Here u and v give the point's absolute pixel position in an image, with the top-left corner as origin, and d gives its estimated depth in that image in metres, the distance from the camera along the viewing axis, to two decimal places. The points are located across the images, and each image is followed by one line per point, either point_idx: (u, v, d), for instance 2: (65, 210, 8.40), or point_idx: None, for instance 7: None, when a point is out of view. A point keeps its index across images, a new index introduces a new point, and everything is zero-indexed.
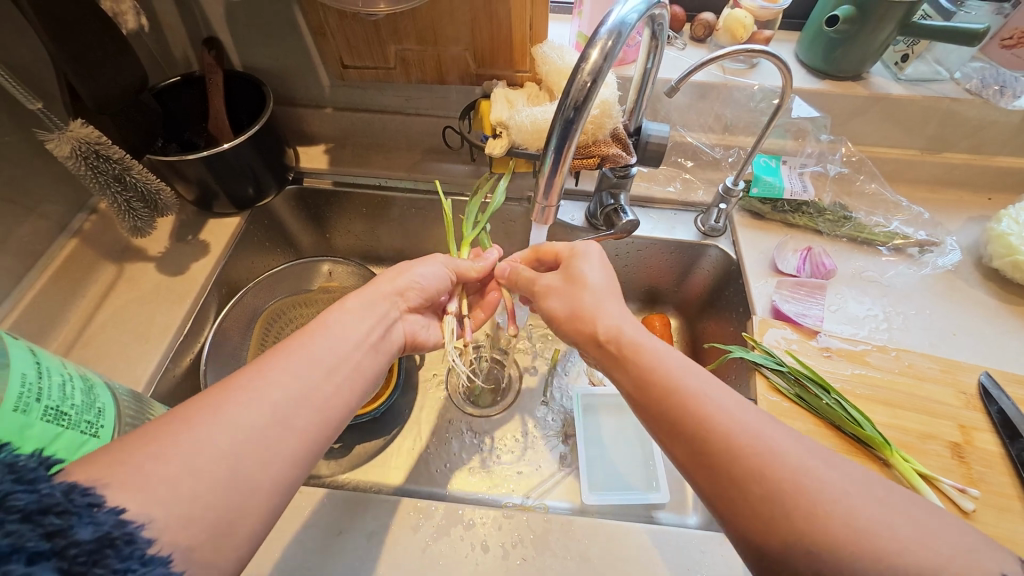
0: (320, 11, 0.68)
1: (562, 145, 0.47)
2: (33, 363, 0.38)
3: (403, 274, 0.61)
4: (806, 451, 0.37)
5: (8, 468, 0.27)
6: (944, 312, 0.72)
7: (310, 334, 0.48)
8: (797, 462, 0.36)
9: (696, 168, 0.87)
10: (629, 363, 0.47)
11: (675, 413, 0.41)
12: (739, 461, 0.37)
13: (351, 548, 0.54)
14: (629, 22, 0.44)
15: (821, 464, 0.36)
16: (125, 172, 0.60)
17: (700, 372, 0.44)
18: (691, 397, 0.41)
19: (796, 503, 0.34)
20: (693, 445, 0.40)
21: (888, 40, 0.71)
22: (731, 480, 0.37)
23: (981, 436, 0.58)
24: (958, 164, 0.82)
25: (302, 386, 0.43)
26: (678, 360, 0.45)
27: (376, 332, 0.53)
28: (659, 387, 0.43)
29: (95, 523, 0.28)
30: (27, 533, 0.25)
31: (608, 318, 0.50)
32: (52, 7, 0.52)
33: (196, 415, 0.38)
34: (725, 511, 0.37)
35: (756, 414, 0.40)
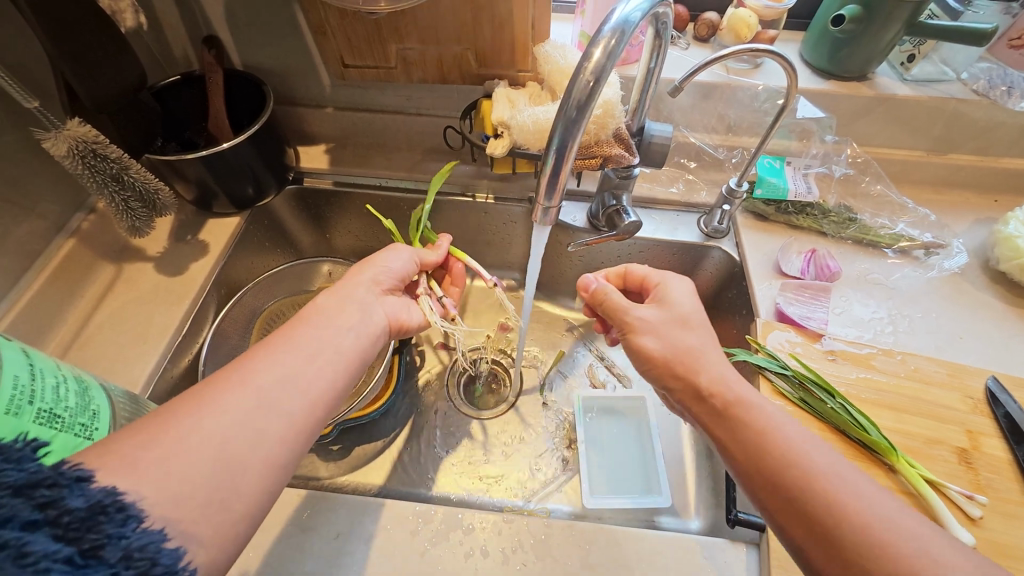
0: (320, 10, 0.68)
1: (565, 146, 0.46)
2: (27, 365, 0.38)
3: (376, 269, 0.59)
4: (935, 540, 0.37)
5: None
6: (950, 315, 0.71)
7: (294, 330, 0.47)
8: (931, 556, 0.36)
9: (699, 169, 0.86)
10: (739, 425, 0.45)
11: (795, 489, 0.41)
12: (869, 546, 0.37)
13: (349, 551, 0.54)
14: (633, 21, 0.43)
15: (953, 553, 0.37)
16: (123, 172, 0.60)
17: (818, 443, 0.43)
18: (816, 475, 0.41)
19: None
20: (817, 523, 0.39)
21: (894, 40, 0.70)
22: (859, 568, 0.37)
23: (989, 441, 0.58)
24: (964, 166, 0.81)
25: (289, 376, 0.43)
26: (796, 427, 0.44)
27: (352, 317, 0.51)
28: (777, 458, 0.42)
29: (84, 494, 0.29)
30: (18, 504, 0.26)
31: (713, 374, 0.49)
32: (49, 5, 0.51)
33: (191, 418, 0.37)
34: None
35: (883, 495, 0.40)
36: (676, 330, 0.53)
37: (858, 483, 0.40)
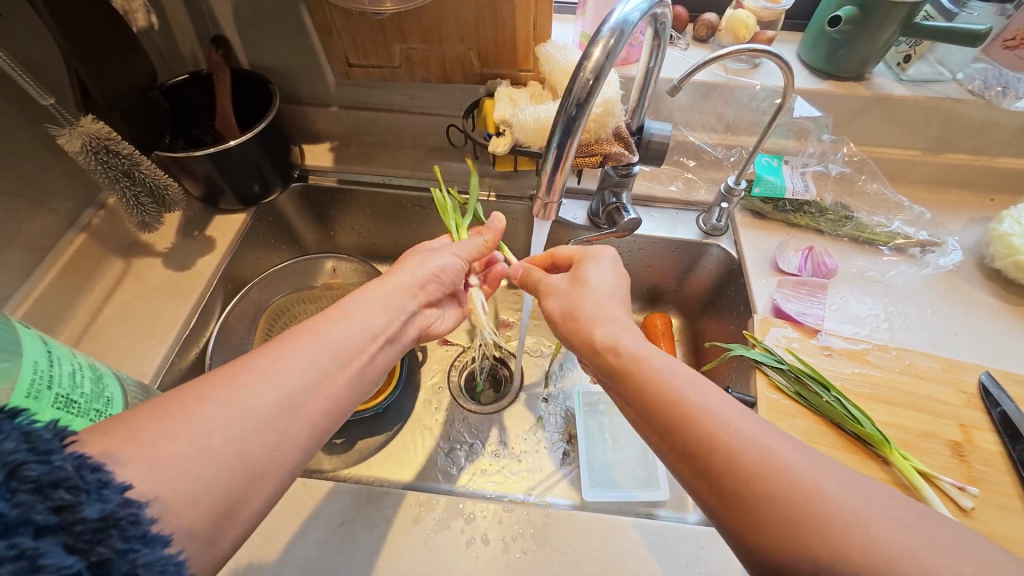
0: (326, 10, 0.69)
1: (564, 143, 0.48)
2: (45, 352, 0.39)
3: (417, 265, 0.59)
4: (814, 464, 0.36)
5: (24, 437, 0.26)
6: (945, 312, 0.72)
7: (325, 321, 0.47)
8: (805, 478, 0.35)
9: (698, 167, 0.88)
10: (625, 372, 0.46)
11: (673, 423, 0.41)
12: (746, 472, 0.36)
13: (353, 539, 0.55)
14: (632, 21, 0.44)
15: (828, 476, 0.35)
16: (133, 168, 0.61)
17: (697, 380, 0.43)
18: (689, 407, 0.41)
19: (805, 518, 0.34)
20: (694, 454, 0.39)
21: (890, 41, 0.71)
22: (734, 492, 0.37)
23: (981, 435, 0.58)
24: (960, 165, 0.82)
25: (311, 376, 0.42)
26: (678, 367, 0.45)
27: (396, 325, 0.52)
28: (657, 397, 0.43)
29: (103, 500, 0.27)
30: (36, 505, 0.25)
31: (608, 327, 0.50)
32: (66, 6, 0.53)
33: (185, 388, 0.37)
34: (727, 520, 0.37)
35: (762, 424, 0.39)
36: (579, 291, 0.55)
37: (737, 413, 0.40)
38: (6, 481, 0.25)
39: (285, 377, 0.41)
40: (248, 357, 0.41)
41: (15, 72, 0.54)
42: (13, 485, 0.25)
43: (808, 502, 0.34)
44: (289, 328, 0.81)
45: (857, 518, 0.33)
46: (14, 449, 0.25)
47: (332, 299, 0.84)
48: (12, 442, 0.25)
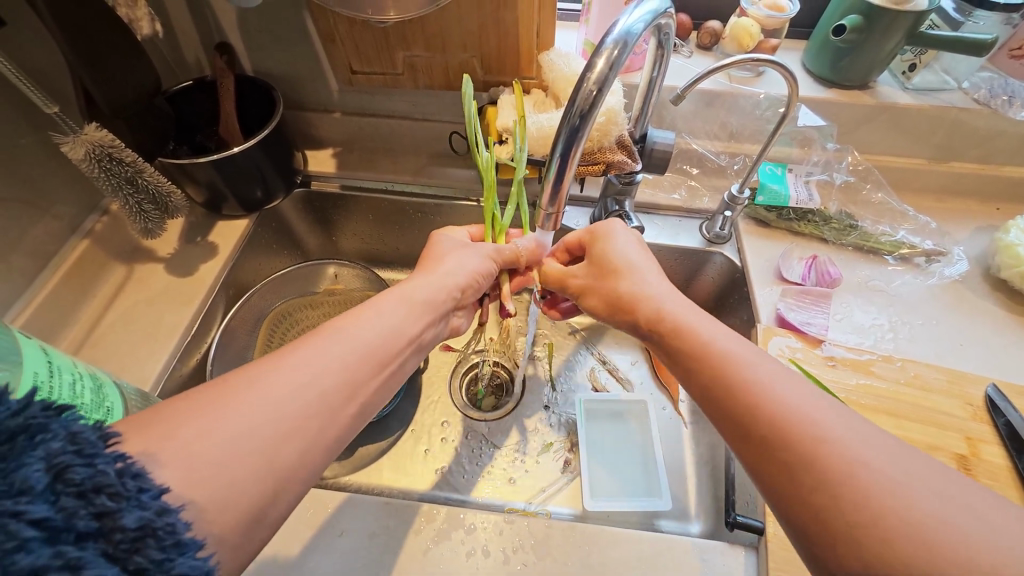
0: (330, 18, 0.69)
1: (568, 153, 0.47)
2: (45, 361, 0.39)
3: (450, 265, 0.59)
4: (860, 435, 0.36)
5: (71, 438, 0.26)
6: (951, 323, 0.71)
7: (361, 318, 0.47)
8: (853, 447, 0.35)
9: (701, 175, 0.87)
10: (675, 345, 0.48)
11: (722, 392, 0.43)
12: (790, 438, 0.37)
13: (354, 549, 0.55)
14: (636, 32, 0.44)
15: (871, 448, 0.35)
16: (137, 175, 0.61)
17: (749, 354, 0.44)
18: (740, 376, 0.42)
19: (848, 484, 0.34)
20: (740, 420, 0.41)
21: (895, 50, 0.71)
22: (776, 454, 0.38)
23: (988, 448, 0.58)
24: (966, 174, 0.82)
25: (343, 374, 0.42)
26: (733, 343, 0.45)
27: (428, 331, 0.52)
28: (706, 369, 0.44)
29: (142, 507, 0.27)
30: (79, 510, 0.25)
31: (656, 301, 0.52)
32: (68, 13, 0.53)
33: (213, 384, 0.37)
34: (771, 484, 0.38)
35: (815, 396, 0.39)
36: (619, 274, 0.56)
37: (788, 385, 0.40)
38: (52, 485, 0.25)
39: (319, 370, 0.41)
40: (286, 352, 0.41)
41: (19, 79, 0.53)
42: (58, 489, 0.25)
43: (853, 470, 0.34)
44: (289, 336, 0.80)
45: (899, 488, 0.33)
46: (62, 451, 0.26)
47: (334, 306, 0.84)
48: (59, 443, 0.26)
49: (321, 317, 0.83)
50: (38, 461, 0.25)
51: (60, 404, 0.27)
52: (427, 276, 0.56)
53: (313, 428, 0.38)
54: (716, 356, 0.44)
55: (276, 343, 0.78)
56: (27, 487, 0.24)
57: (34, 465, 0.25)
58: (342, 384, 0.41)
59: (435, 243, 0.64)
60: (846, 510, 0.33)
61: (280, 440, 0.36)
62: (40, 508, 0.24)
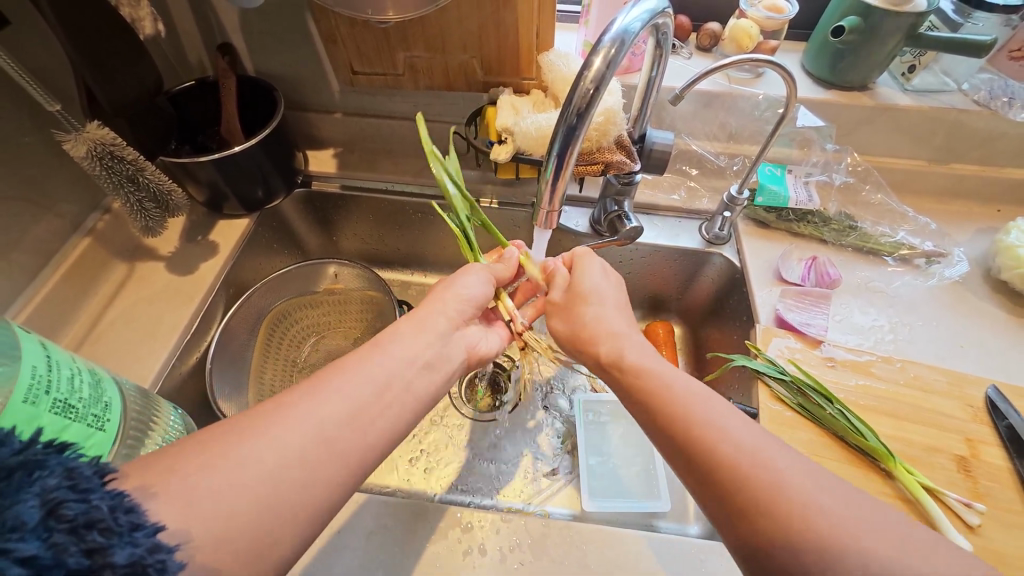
0: (331, 19, 0.70)
1: (564, 152, 0.48)
2: (44, 356, 0.39)
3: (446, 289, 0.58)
4: (805, 476, 0.38)
5: (67, 474, 0.27)
6: (951, 323, 0.71)
7: (362, 353, 0.47)
8: (802, 489, 0.37)
9: (700, 176, 0.87)
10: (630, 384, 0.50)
11: (677, 431, 0.44)
12: (743, 481, 0.39)
13: (348, 547, 0.55)
14: (633, 30, 0.44)
15: (821, 486, 0.38)
16: (138, 173, 0.62)
17: (704, 392, 0.46)
18: (694, 416, 0.43)
19: (802, 529, 0.35)
20: (693, 460, 0.42)
21: (894, 51, 0.71)
22: (732, 494, 0.39)
23: (989, 450, 0.57)
24: (966, 175, 0.82)
25: (349, 403, 0.42)
26: (687, 383, 0.47)
27: (431, 349, 0.51)
28: (662, 407, 0.45)
29: (134, 543, 0.27)
30: (69, 546, 0.25)
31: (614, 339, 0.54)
32: (72, 12, 0.53)
33: (223, 424, 0.38)
34: (727, 523, 0.39)
35: (763, 438, 0.41)
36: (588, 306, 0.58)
37: (739, 426, 0.42)
38: (44, 520, 0.25)
39: None
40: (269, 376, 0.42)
41: (24, 80, 0.54)
42: (50, 525, 0.25)
43: (803, 508, 0.36)
44: (290, 334, 0.83)
45: (846, 531, 0.35)
46: (56, 486, 0.26)
47: (333, 306, 0.86)
48: (55, 479, 0.27)
49: (320, 318, 0.86)
50: (33, 497, 0.25)
51: (60, 443, 0.29)
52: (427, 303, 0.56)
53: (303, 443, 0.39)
54: (672, 395, 0.46)
55: (277, 343, 0.80)
56: (21, 523, 0.24)
57: (28, 501, 0.25)
58: (347, 412, 0.42)
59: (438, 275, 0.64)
60: (800, 554, 0.35)
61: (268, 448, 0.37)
62: (30, 545, 0.24)
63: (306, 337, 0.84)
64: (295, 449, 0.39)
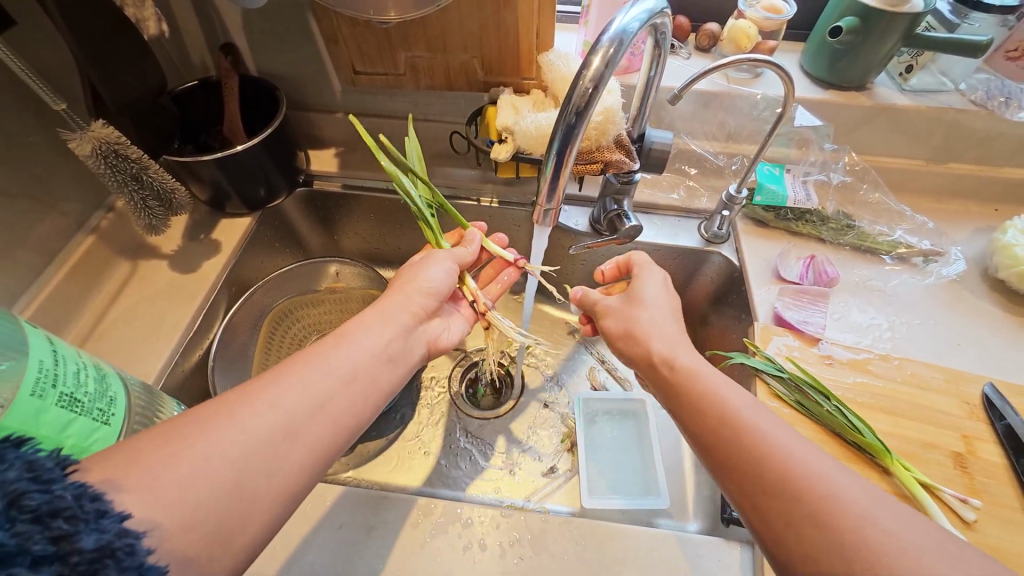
0: (333, 19, 0.70)
1: (564, 150, 0.48)
2: (51, 350, 0.40)
3: (413, 282, 0.59)
4: (865, 491, 0.38)
5: (27, 466, 0.28)
6: (949, 322, 0.71)
7: (330, 344, 0.48)
8: (862, 505, 0.37)
9: (700, 175, 0.88)
10: (683, 392, 0.49)
11: (730, 440, 0.44)
12: (801, 495, 0.38)
13: (348, 541, 0.55)
14: (631, 30, 0.45)
15: (879, 507, 0.37)
16: (142, 171, 0.62)
17: (760, 407, 0.45)
18: (751, 426, 0.43)
19: (862, 552, 0.35)
20: (748, 470, 0.42)
21: (891, 51, 0.72)
22: (789, 512, 0.38)
23: (985, 447, 0.58)
24: (964, 175, 0.82)
25: (316, 392, 0.43)
26: (744, 396, 0.46)
27: (394, 344, 0.52)
28: (715, 415, 0.45)
29: (100, 530, 0.28)
30: (34, 535, 0.26)
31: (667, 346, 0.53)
32: (77, 13, 0.54)
33: (198, 409, 0.39)
34: (778, 539, 0.39)
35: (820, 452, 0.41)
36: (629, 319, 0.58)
37: (796, 441, 0.42)
38: (6, 511, 0.26)
39: None
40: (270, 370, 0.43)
41: (29, 77, 0.54)
42: (13, 515, 0.26)
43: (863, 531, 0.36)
44: (292, 332, 0.83)
45: (911, 549, 0.35)
46: (17, 478, 0.27)
47: (334, 304, 0.86)
48: (15, 471, 0.27)
49: (321, 316, 0.86)
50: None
51: (20, 437, 0.29)
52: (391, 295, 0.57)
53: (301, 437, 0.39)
54: (732, 407, 0.45)
55: (278, 341, 0.81)
56: None
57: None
58: (312, 400, 0.43)
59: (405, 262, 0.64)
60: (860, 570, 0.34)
61: None
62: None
63: (307, 335, 0.84)
64: (284, 442, 0.39)
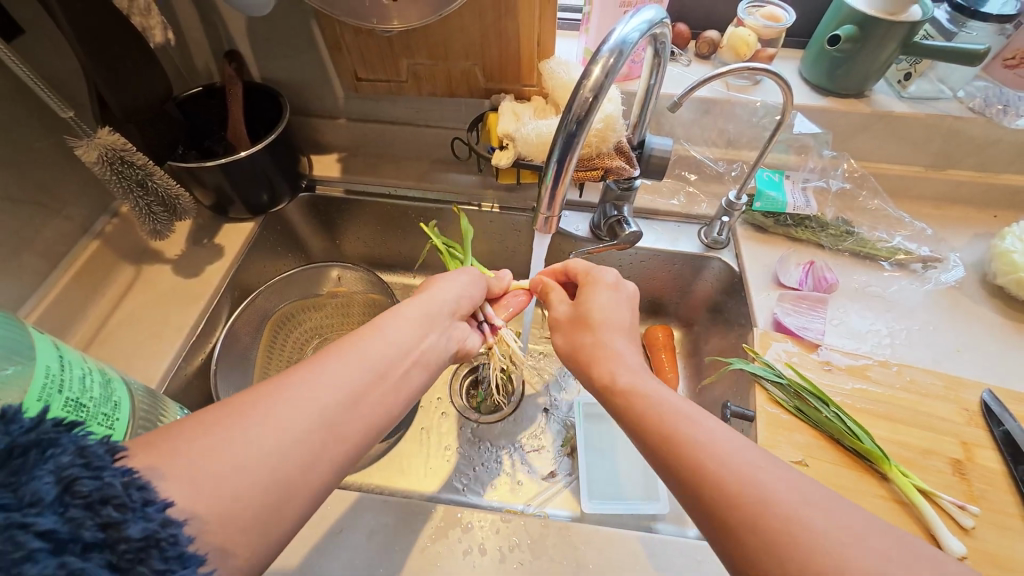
0: (336, 27, 0.71)
1: (564, 158, 0.49)
2: (58, 356, 0.40)
3: (444, 288, 0.60)
4: (803, 494, 0.35)
5: (80, 451, 0.27)
6: (948, 328, 0.72)
7: (366, 334, 0.48)
8: (790, 508, 0.34)
9: (699, 181, 0.88)
10: (624, 400, 0.47)
11: (666, 447, 0.41)
12: (735, 501, 0.36)
13: (350, 544, 0.56)
14: (631, 41, 0.45)
15: (808, 504, 0.35)
16: (147, 178, 0.63)
17: (694, 410, 0.43)
18: (687, 433, 0.41)
19: (794, 553, 0.33)
20: (683, 475, 0.39)
21: (889, 59, 0.72)
22: (726, 517, 0.36)
23: (983, 453, 0.58)
24: (963, 181, 0.83)
25: (347, 389, 0.43)
26: (677, 402, 0.44)
27: (428, 346, 0.52)
28: (652, 425, 0.43)
29: (147, 518, 0.28)
30: (86, 521, 0.26)
31: (615, 355, 0.51)
32: (86, 21, 0.55)
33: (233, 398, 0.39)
34: (722, 547, 0.36)
35: (757, 454, 0.39)
36: (592, 325, 0.55)
37: (731, 441, 0.40)
38: (61, 496, 0.25)
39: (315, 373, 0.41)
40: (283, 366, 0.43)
41: (36, 83, 0.55)
42: (66, 501, 0.26)
43: (792, 530, 0.33)
44: (294, 335, 0.84)
45: (840, 551, 0.32)
46: (71, 463, 0.26)
47: (335, 309, 0.87)
48: (69, 456, 0.27)
49: (321, 321, 0.87)
50: (48, 474, 0.25)
51: (71, 420, 0.28)
52: (425, 297, 0.57)
53: (308, 437, 0.39)
54: (670, 413, 0.43)
55: (280, 343, 0.82)
56: (39, 498, 0.25)
57: (44, 477, 0.25)
58: (346, 396, 0.42)
59: (429, 273, 0.65)
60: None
61: (276, 444, 0.37)
62: (49, 519, 0.25)
63: (309, 339, 0.86)
64: None
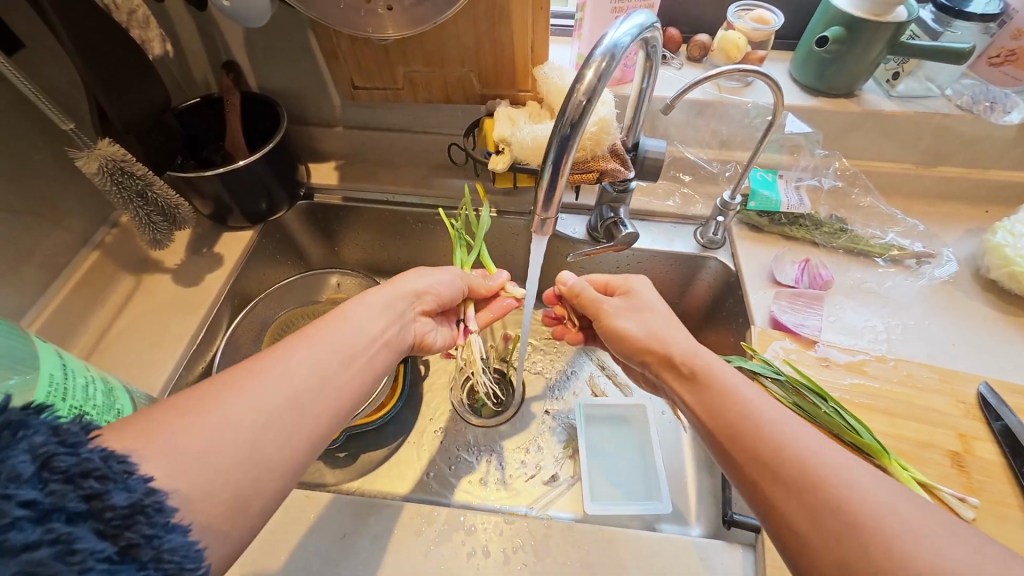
0: (332, 36, 0.72)
1: (560, 160, 0.49)
2: (60, 364, 0.41)
3: (416, 282, 0.62)
4: (878, 487, 0.36)
5: (51, 431, 0.29)
6: (942, 322, 0.72)
7: (332, 320, 0.50)
8: (876, 500, 0.35)
9: (694, 182, 0.89)
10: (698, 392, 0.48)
11: (745, 435, 0.43)
12: (818, 492, 0.37)
13: (353, 550, 0.56)
14: (623, 45, 0.46)
15: (893, 495, 0.36)
16: (147, 188, 0.63)
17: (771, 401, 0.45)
18: (761, 423, 0.42)
19: (873, 539, 0.34)
20: (763, 461, 0.41)
21: (877, 59, 0.74)
22: (805, 504, 0.37)
23: (981, 445, 0.59)
24: (953, 178, 0.84)
25: (314, 373, 0.44)
26: (755, 393, 0.46)
27: (390, 330, 0.55)
28: (728, 413, 0.45)
29: (129, 489, 0.30)
30: (68, 493, 0.28)
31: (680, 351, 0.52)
32: (86, 34, 0.56)
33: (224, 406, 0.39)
34: (803, 539, 0.37)
35: (824, 442, 0.40)
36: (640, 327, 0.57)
37: (811, 434, 0.41)
38: (39, 473, 0.28)
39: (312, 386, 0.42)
40: (281, 367, 0.43)
41: (36, 97, 0.55)
42: (45, 475, 0.28)
43: (877, 519, 0.34)
44: None
45: (922, 537, 0.33)
46: (43, 442, 0.28)
47: None
48: (42, 436, 0.29)
49: None
50: (22, 453, 0.28)
51: (39, 404, 0.30)
52: (388, 286, 0.59)
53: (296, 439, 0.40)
54: (746, 405, 0.45)
55: None
56: (17, 474, 0.27)
57: (20, 455, 0.27)
58: None
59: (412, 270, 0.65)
60: (877, 563, 0.33)
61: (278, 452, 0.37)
62: (28, 491, 0.27)
63: None
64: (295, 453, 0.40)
